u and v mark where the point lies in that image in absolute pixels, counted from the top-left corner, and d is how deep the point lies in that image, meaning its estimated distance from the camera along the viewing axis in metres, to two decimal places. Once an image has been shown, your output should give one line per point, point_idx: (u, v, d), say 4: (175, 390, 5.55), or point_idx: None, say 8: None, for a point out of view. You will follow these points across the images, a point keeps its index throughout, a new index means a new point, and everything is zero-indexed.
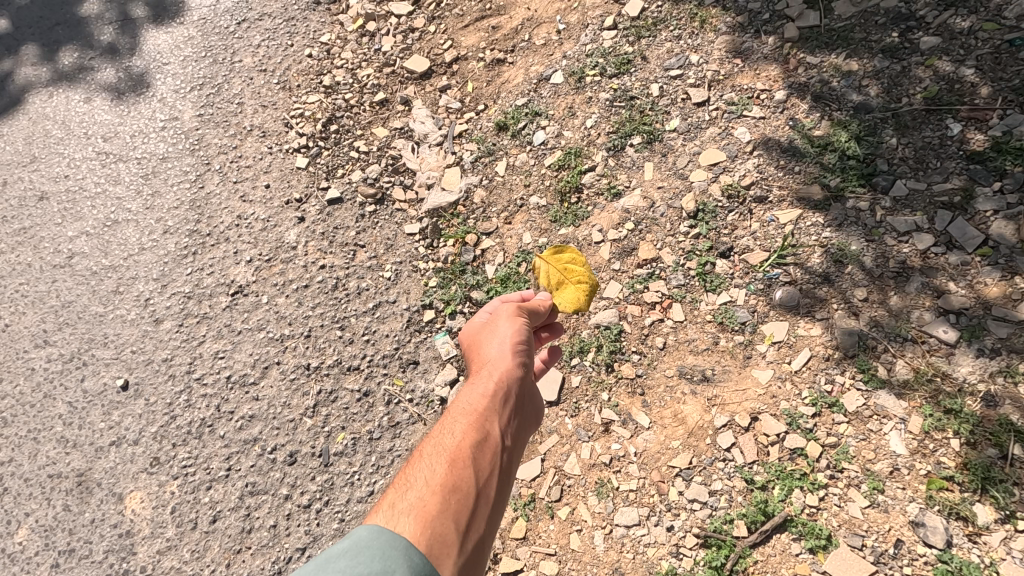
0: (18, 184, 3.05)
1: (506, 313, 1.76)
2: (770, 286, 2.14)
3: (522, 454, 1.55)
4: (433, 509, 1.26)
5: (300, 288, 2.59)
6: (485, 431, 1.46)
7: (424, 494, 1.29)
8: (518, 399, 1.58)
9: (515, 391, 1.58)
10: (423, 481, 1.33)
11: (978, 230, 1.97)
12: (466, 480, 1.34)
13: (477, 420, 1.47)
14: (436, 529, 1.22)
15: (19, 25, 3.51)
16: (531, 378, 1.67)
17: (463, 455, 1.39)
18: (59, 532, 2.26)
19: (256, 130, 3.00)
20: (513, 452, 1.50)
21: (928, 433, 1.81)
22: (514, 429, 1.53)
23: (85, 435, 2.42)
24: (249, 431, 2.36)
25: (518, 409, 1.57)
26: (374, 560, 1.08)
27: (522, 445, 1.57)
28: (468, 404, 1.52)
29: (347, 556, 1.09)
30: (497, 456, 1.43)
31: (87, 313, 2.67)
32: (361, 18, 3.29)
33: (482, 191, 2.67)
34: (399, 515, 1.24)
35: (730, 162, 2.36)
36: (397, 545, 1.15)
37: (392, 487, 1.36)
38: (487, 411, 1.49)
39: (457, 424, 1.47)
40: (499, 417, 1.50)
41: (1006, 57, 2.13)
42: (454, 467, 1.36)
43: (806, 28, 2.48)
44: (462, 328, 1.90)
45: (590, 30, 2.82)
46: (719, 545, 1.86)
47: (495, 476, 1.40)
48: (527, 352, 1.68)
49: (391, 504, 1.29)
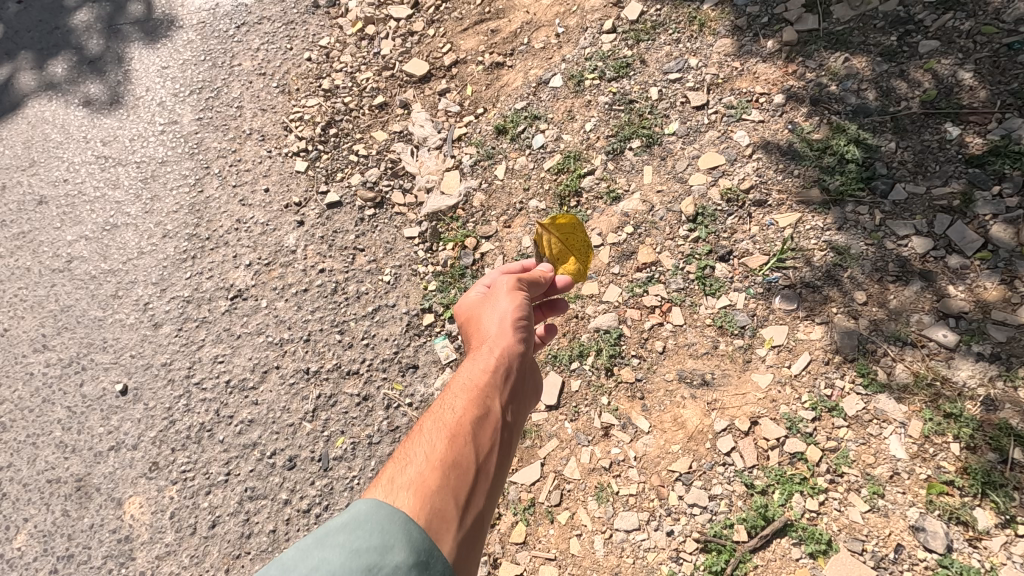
0: (17, 188, 3.04)
1: (505, 287, 1.76)
2: (769, 290, 2.14)
3: (521, 432, 1.54)
4: (433, 484, 1.24)
5: (299, 292, 2.59)
6: (486, 407, 1.44)
7: (424, 470, 1.27)
8: (519, 376, 1.57)
9: (515, 368, 1.58)
10: (423, 455, 1.31)
11: (977, 234, 1.97)
12: (466, 456, 1.33)
13: (477, 395, 1.46)
14: (435, 504, 1.20)
15: (17, 30, 3.51)
16: (531, 356, 1.67)
17: (463, 431, 1.37)
18: (58, 537, 2.26)
19: (255, 134, 3.00)
20: (513, 429, 1.49)
21: (928, 438, 1.80)
22: (514, 405, 1.52)
23: (84, 439, 2.42)
24: (248, 435, 2.35)
25: (518, 386, 1.56)
26: (372, 535, 1.07)
27: (521, 421, 1.56)
28: (468, 379, 1.50)
29: (345, 530, 1.07)
30: (497, 432, 1.42)
31: (86, 318, 2.67)
32: (360, 22, 3.29)
33: (482, 194, 2.67)
34: (398, 489, 1.22)
35: (729, 166, 2.36)
36: (397, 520, 1.12)
37: (390, 460, 1.34)
38: (487, 387, 1.49)
39: (457, 398, 1.45)
40: (500, 394, 1.49)
41: (1004, 61, 2.14)
42: (454, 442, 1.34)
43: (805, 32, 2.48)
44: (460, 302, 1.89)
45: (589, 33, 2.83)
46: (719, 550, 1.85)
47: (495, 452, 1.39)
48: (526, 328, 1.68)
49: (389, 479, 1.26)
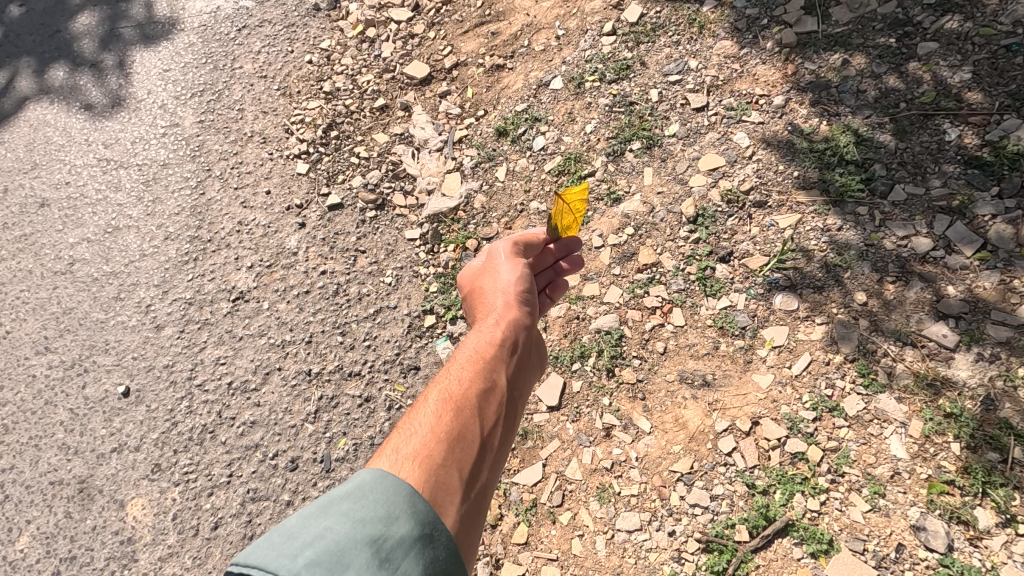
0: (19, 191, 3.05)
1: (510, 261, 1.78)
2: (770, 291, 2.15)
3: (524, 408, 1.57)
4: (438, 456, 1.26)
5: (301, 293, 2.59)
6: (491, 380, 1.48)
7: (428, 441, 1.29)
8: (522, 353, 1.61)
9: (519, 344, 1.61)
10: (428, 426, 1.33)
11: (977, 234, 1.98)
12: (470, 429, 1.35)
13: (482, 369, 1.49)
14: (439, 476, 1.22)
15: (18, 33, 3.52)
16: (534, 333, 1.70)
17: (467, 404, 1.39)
18: (60, 539, 2.26)
19: (257, 136, 3.01)
20: (516, 404, 1.52)
21: (928, 438, 1.81)
22: (518, 381, 1.56)
23: (86, 441, 2.42)
24: (251, 437, 2.36)
25: (522, 363, 1.60)
26: (377, 506, 1.08)
27: (523, 398, 1.59)
28: (473, 353, 1.53)
29: (349, 499, 1.09)
30: (500, 407, 1.45)
31: (88, 320, 2.67)
32: (361, 25, 3.30)
33: (483, 196, 2.68)
34: (403, 460, 1.24)
35: (729, 167, 2.37)
36: (401, 491, 1.14)
37: (395, 431, 1.36)
38: (492, 362, 1.52)
39: (462, 372, 1.48)
40: (505, 369, 1.53)
41: (1002, 63, 2.15)
42: (458, 414, 1.37)
43: (804, 34, 2.49)
44: (465, 275, 1.92)
45: (588, 35, 2.84)
46: (720, 549, 1.86)
47: (498, 427, 1.41)
48: (530, 304, 1.72)
49: (394, 449, 1.29)
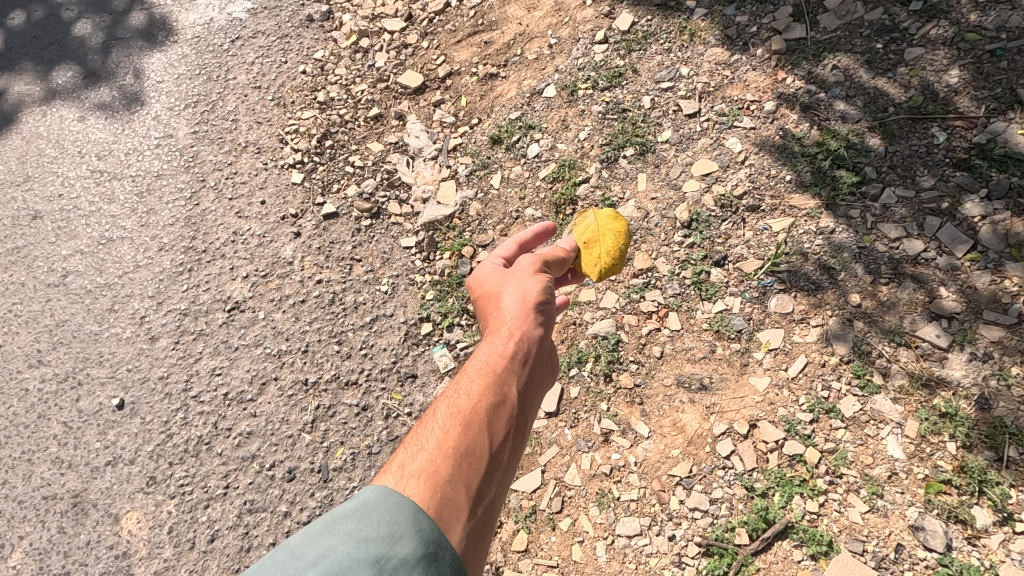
0: (11, 204, 3.04)
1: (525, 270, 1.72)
2: (764, 294, 2.17)
3: (534, 421, 1.55)
4: (444, 472, 1.25)
5: (297, 302, 2.59)
6: (501, 395, 1.45)
7: (436, 457, 1.28)
8: (534, 365, 1.57)
9: (532, 354, 1.58)
10: (435, 442, 1.32)
11: (967, 235, 2.01)
12: (478, 446, 1.33)
13: (492, 383, 1.46)
14: (446, 493, 1.21)
15: (12, 45, 3.50)
16: (548, 343, 1.66)
17: (476, 420, 1.38)
18: (53, 555, 2.24)
19: (251, 146, 3.01)
20: (525, 417, 1.50)
21: (924, 437, 1.82)
22: (528, 391, 1.53)
23: (80, 455, 2.40)
24: (247, 447, 2.34)
25: (533, 376, 1.56)
26: (381, 524, 1.08)
27: (534, 407, 1.57)
28: (483, 366, 1.50)
29: (354, 517, 1.10)
30: (511, 421, 1.43)
31: (81, 332, 2.65)
32: (354, 35, 3.32)
33: (479, 204, 2.70)
34: (409, 477, 1.23)
35: (722, 172, 2.39)
36: (406, 510, 1.14)
37: (401, 446, 1.36)
38: (503, 375, 1.48)
39: (471, 386, 1.46)
40: (516, 382, 1.50)
41: (987, 67, 2.18)
42: (466, 430, 1.35)
43: (793, 41, 2.52)
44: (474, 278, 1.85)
45: (581, 44, 2.86)
46: (721, 553, 1.86)
47: (508, 442, 1.39)
48: (546, 314, 1.67)
49: (400, 465, 1.28)
